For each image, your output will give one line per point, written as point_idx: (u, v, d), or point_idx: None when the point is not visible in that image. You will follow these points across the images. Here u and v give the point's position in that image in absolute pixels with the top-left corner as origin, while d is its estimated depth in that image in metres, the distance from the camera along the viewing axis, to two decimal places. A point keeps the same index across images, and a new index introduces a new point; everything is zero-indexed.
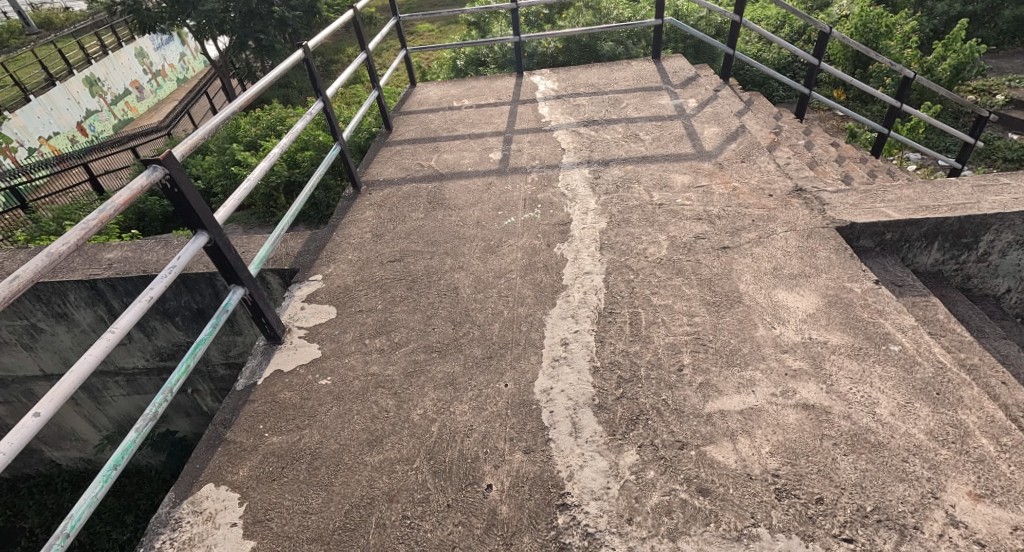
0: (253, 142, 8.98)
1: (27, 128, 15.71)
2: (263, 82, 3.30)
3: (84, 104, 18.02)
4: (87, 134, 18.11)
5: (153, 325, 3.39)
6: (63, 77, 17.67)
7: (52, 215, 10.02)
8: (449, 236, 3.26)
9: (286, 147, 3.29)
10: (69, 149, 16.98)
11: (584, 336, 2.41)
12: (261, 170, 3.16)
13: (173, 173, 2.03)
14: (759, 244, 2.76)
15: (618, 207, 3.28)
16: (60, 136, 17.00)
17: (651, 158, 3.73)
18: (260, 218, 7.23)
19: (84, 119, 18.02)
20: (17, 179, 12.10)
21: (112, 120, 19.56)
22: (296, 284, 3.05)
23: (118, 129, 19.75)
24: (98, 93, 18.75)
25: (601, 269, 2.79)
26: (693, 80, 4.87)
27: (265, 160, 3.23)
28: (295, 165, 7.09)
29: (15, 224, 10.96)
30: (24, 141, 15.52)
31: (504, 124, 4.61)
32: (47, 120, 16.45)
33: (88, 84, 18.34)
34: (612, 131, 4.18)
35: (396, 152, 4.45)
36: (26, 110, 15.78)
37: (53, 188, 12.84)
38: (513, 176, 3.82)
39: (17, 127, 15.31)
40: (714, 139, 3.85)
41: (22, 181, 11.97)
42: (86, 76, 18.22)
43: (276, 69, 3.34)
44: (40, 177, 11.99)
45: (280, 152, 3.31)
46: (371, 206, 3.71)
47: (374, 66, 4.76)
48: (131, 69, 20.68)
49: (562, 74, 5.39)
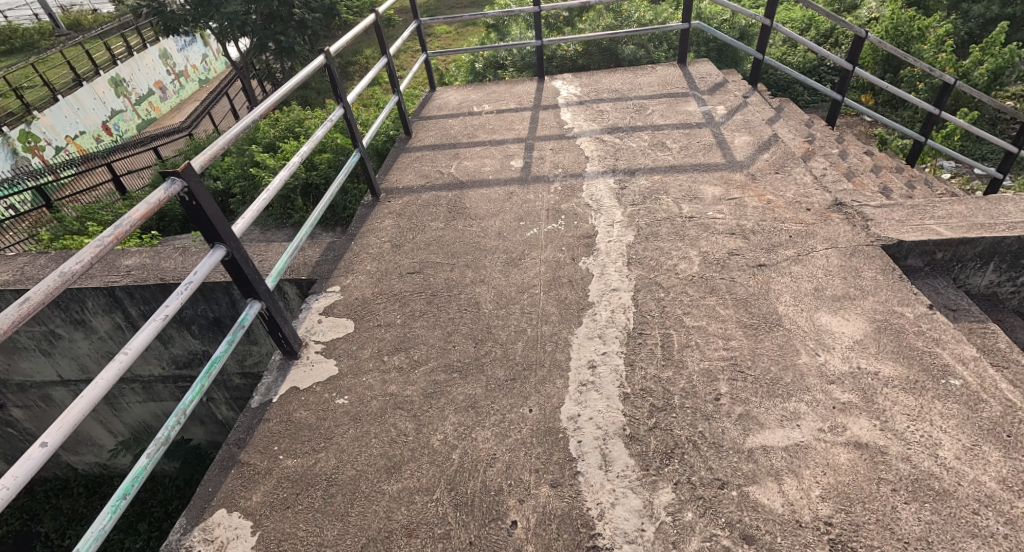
0: (272, 143, 8.99)
1: (54, 128, 16.01)
2: (285, 89, 3.20)
3: (109, 104, 18.30)
4: (112, 133, 18.39)
5: (169, 333, 3.33)
6: (90, 78, 17.97)
7: (75, 215, 10.14)
8: (470, 247, 3.17)
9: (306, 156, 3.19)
10: (95, 149, 17.28)
11: (612, 359, 2.29)
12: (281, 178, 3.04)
13: (191, 186, 1.93)
14: (798, 262, 2.62)
15: (646, 219, 3.15)
16: (86, 136, 17.29)
17: (680, 167, 3.60)
18: (277, 220, 7.19)
19: (109, 119, 18.31)
20: (44, 178, 12.32)
21: (136, 121, 19.84)
22: (313, 295, 2.96)
23: (141, 129, 20.03)
24: (123, 93, 19.04)
25: (629, 285, 2.67)
26: (721, 86, 4.72)
27: (286, 168, 3.13)
28: (313, 168, 7.12)
29: (41, 223, 11.13)
30: (51, 141, 15.80)
31: (526, 131, 4.50)
32: (73, 120, 16.74)
33: (114, 85, 18.64)
34: (638, 138, 4.05)
35: (415, 158, 4.36)
36: (54, 110, 16.07)
37: (77, 187, 13.03)
38: (536, 185, 3.71)
39: (45, 127, 15.62)
40: (744, 148, 3.70)
41: (49, 180, 12.19)
42: (112, 77, 18.53)
43: (299, 75, 3.24)
44: (66, 177, 12.18)
45: (300, 160, 3.20)
46: (391, 215, 3.62)
47: (394, 70, 4.67)
48: (154, 70, 20.97)
49: (585, 78, 5.27)
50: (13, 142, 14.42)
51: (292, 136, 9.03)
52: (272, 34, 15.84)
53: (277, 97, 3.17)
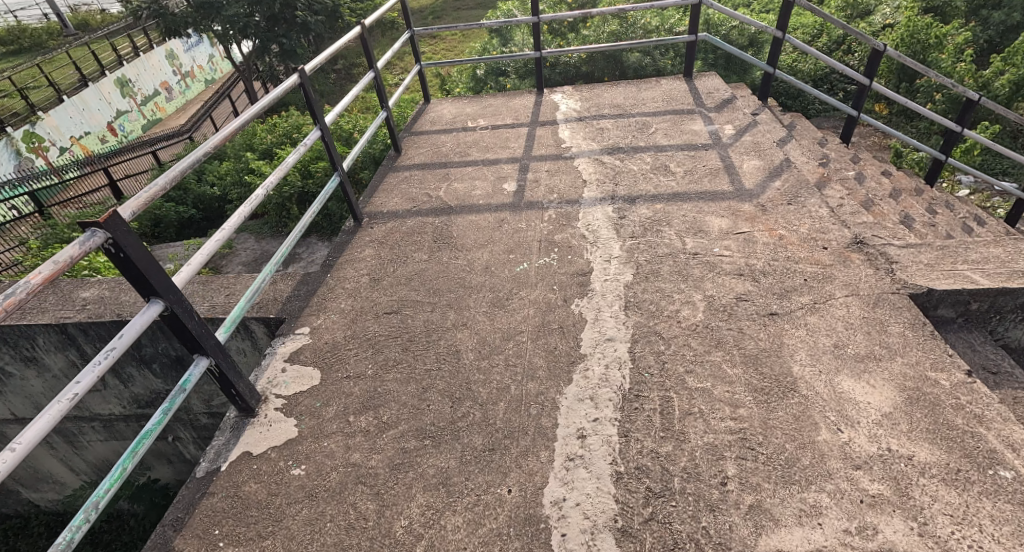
0: (268, 150, 8.78)
1: (59, 128, 15.89)
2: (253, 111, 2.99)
3: (115, 105, 18.16)
4: (116, 134, 18.27)
5: (129, 371, 3.08)
6: (94, 79, 17.84)
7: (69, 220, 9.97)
8: (454, 284, 2.91)
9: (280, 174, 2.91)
10: (100, 149, 17.15)
11: (606, 427, 2.01)
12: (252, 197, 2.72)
13: (117, 236, 1.68)
14: (814, 312, 2.34)
15: (646, 255, 2.89)
16: (92, 136, 17.16)
17: (684, 195, 3.33)
18: (273, 228, 6.95)
19: (115, 119, 18.17)
20: (46, 179, 12.19)
21: (141, 121, 19.70)
22: (280, 338, 2.71)
23: (146, 129, 19.89)
24: (129, 94, 18.92)
25: (625, 335, 2.41)
26: (730, 103, 4.44)
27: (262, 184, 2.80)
28: (309, 175, 6.84)
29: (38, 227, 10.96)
30: (55, 141, 15.68)
31: (521, 149, 4.24)
32: (78, 121, 16.61)
33: (120, 85, 18.51)
34: (640, 160, 3.78)
35: (403, 178, 4.11)
36: (59, 111, 15.95)
37: (76, 190, 12.86)
38: (528, 212, 3.45)
39: (50, 127, 15.51)
40: (755, 174, 3.42)
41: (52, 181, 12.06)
42: (118, 77, 18.42)
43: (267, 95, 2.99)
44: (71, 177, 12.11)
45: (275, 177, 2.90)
46: (372, 243, 3.36)
47: (382, 85, 4.36)
48: (161, 70, 20.83)
49: (586, 92, 5.01)
50: (16, 142, 14.28)
51: (288, 142, 8.81)
52: (275, 36, 15.57)
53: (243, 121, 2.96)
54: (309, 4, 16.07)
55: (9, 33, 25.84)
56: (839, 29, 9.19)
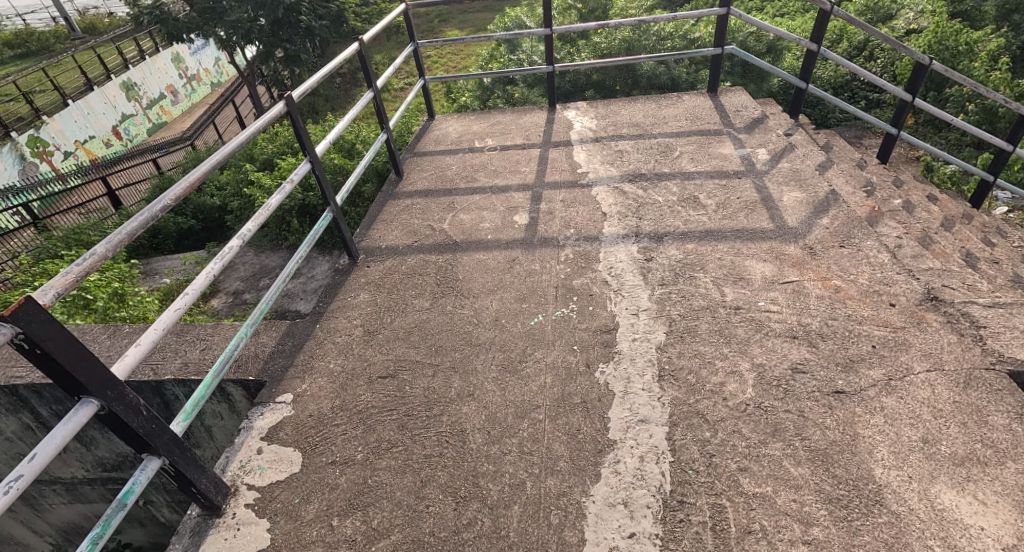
0: (269, 160, 8.43)
1: (64, 132, 15.64)
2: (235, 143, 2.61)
3: (120, 109, 17.92)
4: (122, 138, 17.98)
5: (91, 435, 2.71)
6: (100, 83, 17.60)
7: (66, 232, 9.71)
8: (459, 340, 2.55)
9: (273, 209, 2.53)
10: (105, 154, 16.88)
11: (646, 547, 1.68)
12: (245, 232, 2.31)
13: (32, 329, 1.32)
14: (890, 392, 1.95)
15: (679, 308, 2.53)
16: (96, 140, 16.88)
17: (718, 233, 2.97)
18: (273, 240, 6.58)
19: (120, 123, 17.90)
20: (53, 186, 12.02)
21: (147, 125, 19.45)
22: (258, 407, 2.32)
23: (151, 134, 19.63)
24: (134, 98, 18.67)
25: (663, 415, 2.03)
26: (761, 122, 4.06)
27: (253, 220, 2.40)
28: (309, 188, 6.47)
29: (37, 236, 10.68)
30: (60, 146, 15.47)
31: (533, 174, 3.89)
32: (84, 125, 16.37)
33: (125, 89, 18.28)
34: (665, 190, 3.42)
35: (404, 207, 3.77)
36: (64, 115, 15.72)
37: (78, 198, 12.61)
38: (542, 250, 3.10)
39: (54, 131, 15.26)
40: (797, 209, 3.03)
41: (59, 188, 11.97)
42: (123, 81, 18.20)
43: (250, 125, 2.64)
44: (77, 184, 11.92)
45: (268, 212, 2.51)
46: (368, 286, 3.02)
47: (382, 104, 4.00)
48: (166, 73, 20.60)
49: (601, 108, 4.64)
50: (21, 147, 14.03)
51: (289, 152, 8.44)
52: (279, 41, 15.36)
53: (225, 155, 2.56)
54: (315, 9, 15.83)
55: (16, 36, 25.70)
56: (861, 33, 8.76)
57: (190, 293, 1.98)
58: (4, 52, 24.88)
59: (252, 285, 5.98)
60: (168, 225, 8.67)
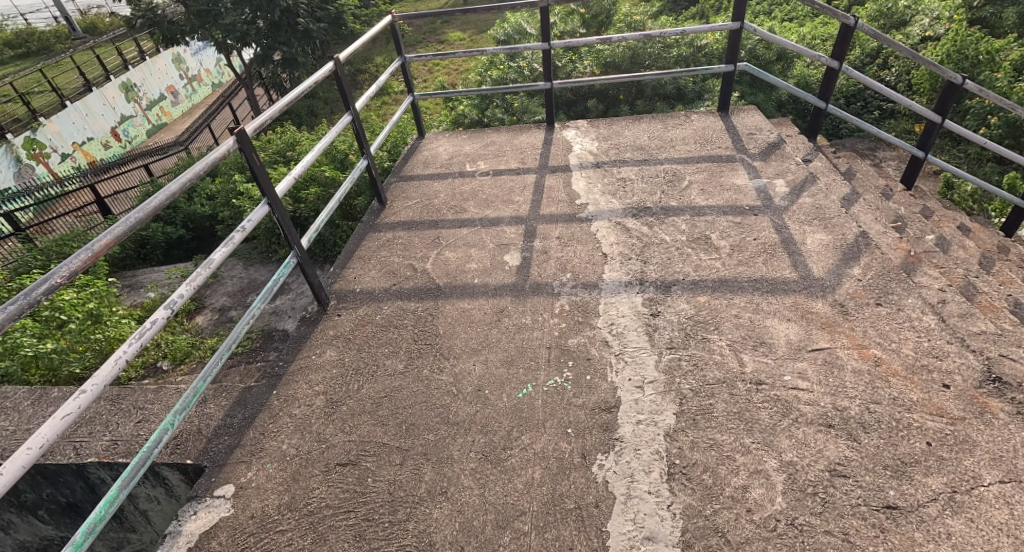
0: None
1: (61, 134, 15.30)
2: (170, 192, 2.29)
3: (119, 110, 17.59)
4: (121, 139, 17.63)
5: (6, 518, 2.35)
6: (98, 84, 17.27)
7: (51, 243, 9.35)
8: (435, 416, 2.18)
9: (217, 264, 2.17)
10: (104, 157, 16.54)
11: None
12: (177, 299, 1.90)
13: None
14: (955, 511, 1.64)
15: (690, 381, 2.16)
16: (95, 142, 16.53)
17: (734, 283, 2.61)
18: (262, 254, 6.18)
19: (118, 124, 17.52)
20: (47, 190, 11.69)
21: (147, 126, 19.15)
22: (191, 503, 1.99)
23: (151, 135, 19.30)
24: (134, 99, 18.33)
25: (675, 533, 1.70)
26: (777, 147, 3.71)
27: (185, 283, 2.00)
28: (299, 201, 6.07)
29: (25, 244, 10.32)
30: (58, 148, 15.09)
31: (527, 205, 3.54)
32: (81, 126, 16.04)
33: (124, 90, 17.95)
34: (672, 228, 3.08)
35: (384, 242, 3.41)
36: (64, 116, 15.42)
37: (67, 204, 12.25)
38: (535, 298, 2.75)
39: (52, 133, 14.92)
40: (823, 255, 2.66)
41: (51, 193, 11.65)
42: (123, 82, 17.88)
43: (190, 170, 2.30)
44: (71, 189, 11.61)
45: (208, 270, 2.14)
46: (335, 342, 2.67)
47: (362, 129, 3.62)
48: (167, 74, 20.29)
49: (602, 128, 4.30)
50: (17, 149, 13.68)
51: (282, 160, 8.04)
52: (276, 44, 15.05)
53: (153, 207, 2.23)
54: (312, 12, 15.52)
55: (16, 36, 25.41)
56: (872, 40, 8.42)
57: (87, 391, 1.52)
58: (5, 52, 24.61)
59: (238, 301, 5.50)
60: (156, 235, 8.32)
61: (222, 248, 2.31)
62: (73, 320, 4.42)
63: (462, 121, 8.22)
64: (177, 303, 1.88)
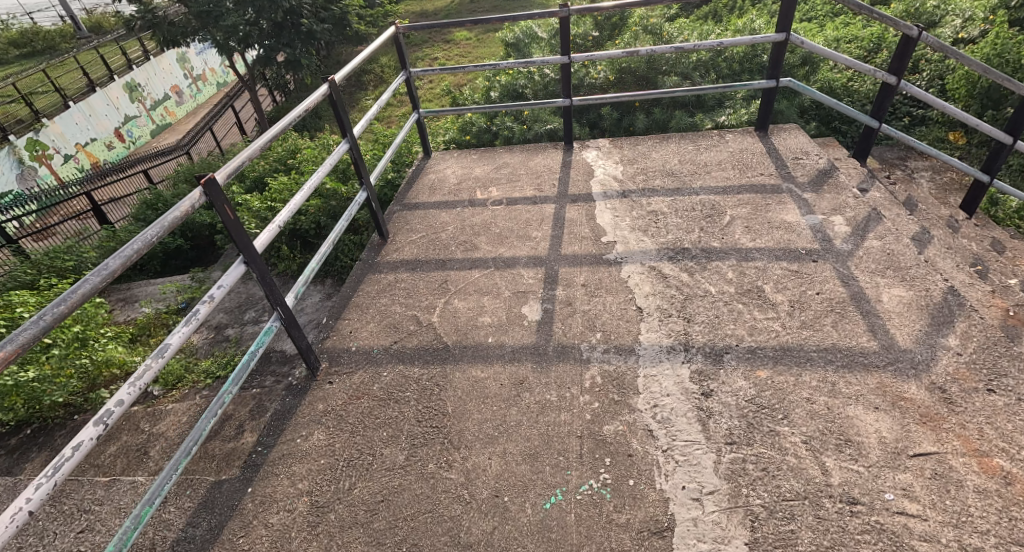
0: (260, 178, 7.47)
1: (64, 135, 14.92)
2: (109, 271, 1.58)
3: (123, 110, 17.24)
4: (125, 140, 17.28)
5: None
6: (102, 84, 16.92)
7: (46, 253, 8.98)
8: (447, 536, 1.81)
9: (176, 351, 1.70)
10: (107, 158, 16.18)
11: None
12: (113, 410, 1.50)
13: None
14: None
15: (760, 495, 1.75)
16: (98, 143, 16.15)
17: (798, 351, 2.19)
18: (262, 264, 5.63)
19: (122, 124, 17.17)
20: (47, 195, 11.34)
21: (151, 126, 18.76)
22: None
23: (155, 135, 18.93)
24: (138, 99, 17.97)
25: None
26: (829, 175, 3.27)
27: (129, 385, 1.58)
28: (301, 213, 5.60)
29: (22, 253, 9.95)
30: (60, 149, 14.70)
31: (547, 241, 3.12)
32: (85, 127, 15.66)
33: (129, 90, 17.58)
34: (717, 276, 2.65)
35: (384, 286, 2.99)
36: (65, 117, 15.01)
37: (65, 211, 11.89)
38: (561, 366, 2.33)
39: (54, 133, 14.50)
40: (906, 316, 2.23)
41: (51, 198, 11.29)
42: (127, 82, 17.50)
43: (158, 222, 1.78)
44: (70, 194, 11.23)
45: (162, 361, 1.67)
46: (323, 419, 2.26)
47: (361, 157, 3.19)
48: (171, 74, 19.94)
49: (626, 149, 3.87)
50: (19, 150, 13.34)
51: (282, 169, 7.60)
52: (280, 44, 14.49)
53: (80, 296, 1.49)
54: (316, 12, 15.16)
55: (22, 35, 25.18)
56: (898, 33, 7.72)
57: None
58: (11, 52, 24.34)
59: (236, 318, 4.76)
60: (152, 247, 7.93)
61: (182, 327, 1.79)
62: (59, 344, 3.82)
63: (469, 129, 7.64)
64: (112, 416, 1.49)
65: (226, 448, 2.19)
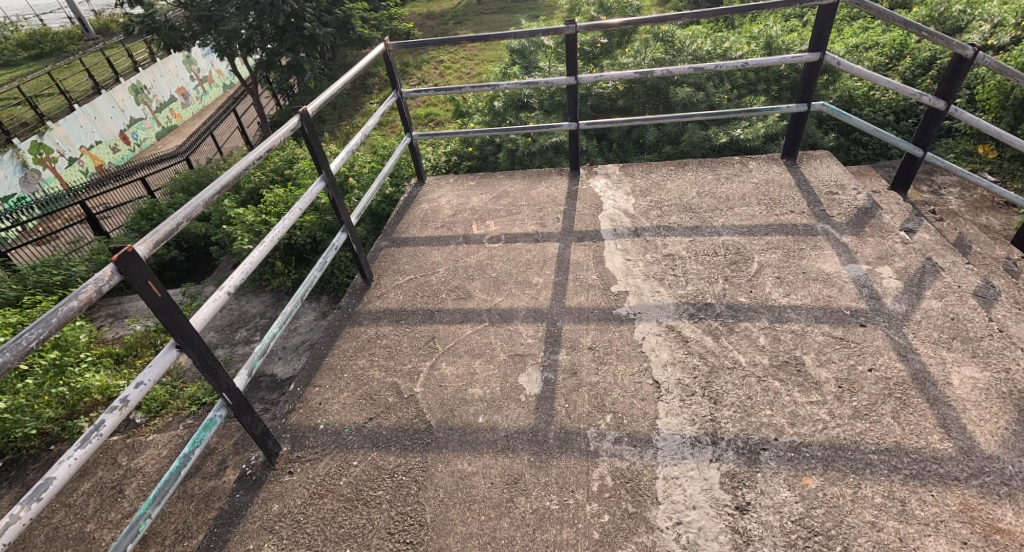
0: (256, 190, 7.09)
1: (70, 137, 14.62)
2: None
3: (128, 112, 16.92)
4: (130, 142, 16.97)
5: None
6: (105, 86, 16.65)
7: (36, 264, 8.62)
8: None
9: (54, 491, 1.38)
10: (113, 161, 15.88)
11: None
12: None
13: None
14: None
15: None
16: (104, 145, 15.85)
17: (853, 452, 1.81)
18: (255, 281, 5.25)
19: (128, 127, 16.88)
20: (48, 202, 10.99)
21: (157, 128, 18.44)
22: None
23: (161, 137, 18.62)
24: (144, 101, 17.66)
25: None
26: (870, 214, 2.86)
27: None
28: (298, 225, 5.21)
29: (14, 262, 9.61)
30: (65, 152, 14.40)
31: (549, 289, 2.74)
32: (90, 129, 15.32)
33: (135, 92, 17.24)
34: (747, 342, 2.25)
35: (361, 343, 2.61)
36: (70, 120, 14.73)
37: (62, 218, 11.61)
38: (565, 456, 1.95)
39: (59, 136, 14.19)
40: (985, 410, 1.87)
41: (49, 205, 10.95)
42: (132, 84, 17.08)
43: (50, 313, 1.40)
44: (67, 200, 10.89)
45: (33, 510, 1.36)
46: (275, 526, 1.90)
47: (339, 194, 2.81)
48: (176, 75, 19.63)
49: (637, 178, 3.47)
50: (23, 154, 13.06)
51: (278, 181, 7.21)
52: (283, 48, 14.08)
53: None
54: (318, 16, 14.80)
55: (30, 37, 25.05)
56: (920, 39, 7.23)
57: None
58: (17, 54, 24.21)
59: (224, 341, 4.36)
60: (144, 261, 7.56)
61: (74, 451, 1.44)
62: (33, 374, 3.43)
63: (472, 141, 7.27)
64: None
65: (207, 487, 2.07)
